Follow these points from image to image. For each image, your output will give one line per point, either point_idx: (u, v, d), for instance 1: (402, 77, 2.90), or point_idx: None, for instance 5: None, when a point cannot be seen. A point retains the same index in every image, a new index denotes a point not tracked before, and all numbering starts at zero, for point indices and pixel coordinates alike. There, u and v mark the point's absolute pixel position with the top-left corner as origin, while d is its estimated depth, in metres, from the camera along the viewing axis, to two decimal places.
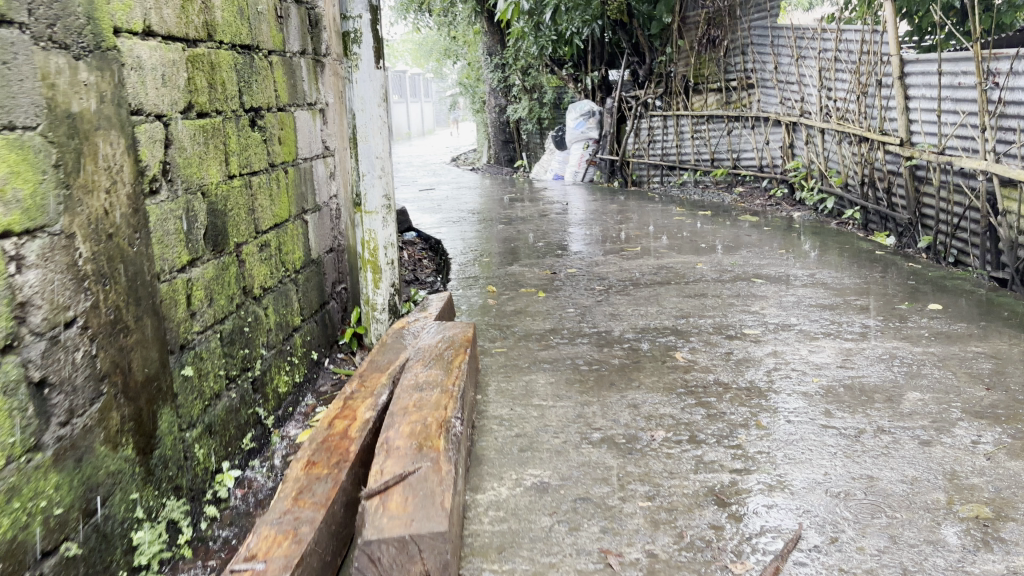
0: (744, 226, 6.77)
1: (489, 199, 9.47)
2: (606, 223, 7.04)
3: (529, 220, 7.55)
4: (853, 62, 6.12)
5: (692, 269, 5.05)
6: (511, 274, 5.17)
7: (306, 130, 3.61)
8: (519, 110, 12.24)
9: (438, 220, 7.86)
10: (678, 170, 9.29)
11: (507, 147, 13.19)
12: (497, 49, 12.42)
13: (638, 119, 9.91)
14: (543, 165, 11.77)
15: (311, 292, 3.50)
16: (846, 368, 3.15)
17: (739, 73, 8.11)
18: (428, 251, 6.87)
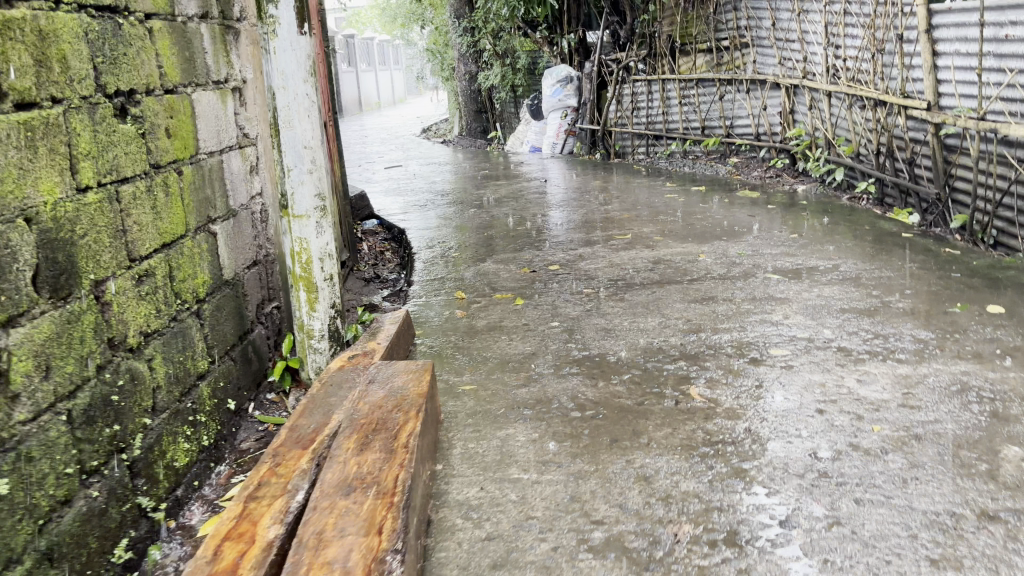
0: (743, 203, 6.06)
1: (461, 177, 8.71)
2: (590, 204, 6.32)
3: (505, 202, 6.80)
4: (866, 15, 5.40)
5: (693, 262, 4.35)
6: (484, 273, 4.44)
7: (212, 115, 2.82)
8: (490, 77, 11.42)
9: (403, 203, 7.09)
10: (665, 140, 8.56)
11: (480, 117, 12.36)
12: (464, 12, 11.54)
13: (620, 85, 9.13)
14: (519, 137, 10.98)
15: (224, 325, 2.75)
16: (911, 407, 2.46)
17: (732, 31, 7.36)
18: (391, 242, 6.12)
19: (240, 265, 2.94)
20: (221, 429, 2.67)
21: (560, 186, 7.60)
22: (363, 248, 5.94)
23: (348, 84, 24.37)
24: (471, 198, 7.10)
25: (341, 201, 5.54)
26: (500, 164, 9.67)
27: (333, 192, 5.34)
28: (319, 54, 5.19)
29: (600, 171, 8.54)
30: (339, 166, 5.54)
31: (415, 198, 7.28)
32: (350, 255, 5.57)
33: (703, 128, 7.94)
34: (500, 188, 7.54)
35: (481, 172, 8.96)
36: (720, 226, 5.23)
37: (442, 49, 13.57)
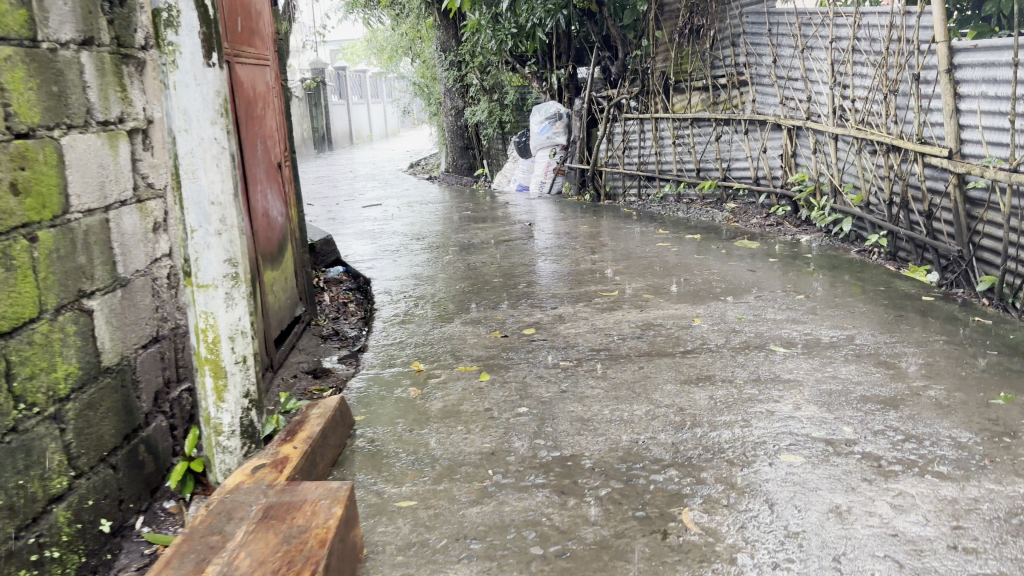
0: (742, 254, 5.56)
1: (442, 218, 8.21)
2: (575, 253, 5.81)
3: (484, 248, 6.28)
4: (877, 53, 4.95)
5: (688, 329, 3.82)
6: (448, 338, 3.89)
7: (97, 164, 2.30)
8: (478, 113, 10.98)
9: (375, 248, 6.57)
10: (658, 182, 8.08)
11: (467, 153, 11.90)
12: (453, 45, 11.17)
13: (611, 123, 8.68)
14: (506, 175, 10.51)
15: (100, 425, 2.20)
16: (965, 551, 1.92)
17: (729, 68, 6.92)
18: (355, 292, 5.60)
19: (130, 346, 2.40)
20: (88, 561, 2.11)
21: (545, 230, 7.10)
22: (323, 300, 5.41)
23: (338, 116, 24.00)
24: (449, 243, 6.58)
25: (298, 249, 5.02)
26: (485, 204, 9.18)
27: (288, 240, 4.82)
28: (273, 89, 4.70)
29: (589, 214, 8.04)
30: (297, 211, 5.04)
31: (388, 243, 6.76)
32: (307, 310, 5.04)
33: (698, 170, 7.46)
34: (481, 232, 7.03)
35: (463, 213, 8.46)
36: (718, 282, 4.72)
37: (430, 83, 13.15)
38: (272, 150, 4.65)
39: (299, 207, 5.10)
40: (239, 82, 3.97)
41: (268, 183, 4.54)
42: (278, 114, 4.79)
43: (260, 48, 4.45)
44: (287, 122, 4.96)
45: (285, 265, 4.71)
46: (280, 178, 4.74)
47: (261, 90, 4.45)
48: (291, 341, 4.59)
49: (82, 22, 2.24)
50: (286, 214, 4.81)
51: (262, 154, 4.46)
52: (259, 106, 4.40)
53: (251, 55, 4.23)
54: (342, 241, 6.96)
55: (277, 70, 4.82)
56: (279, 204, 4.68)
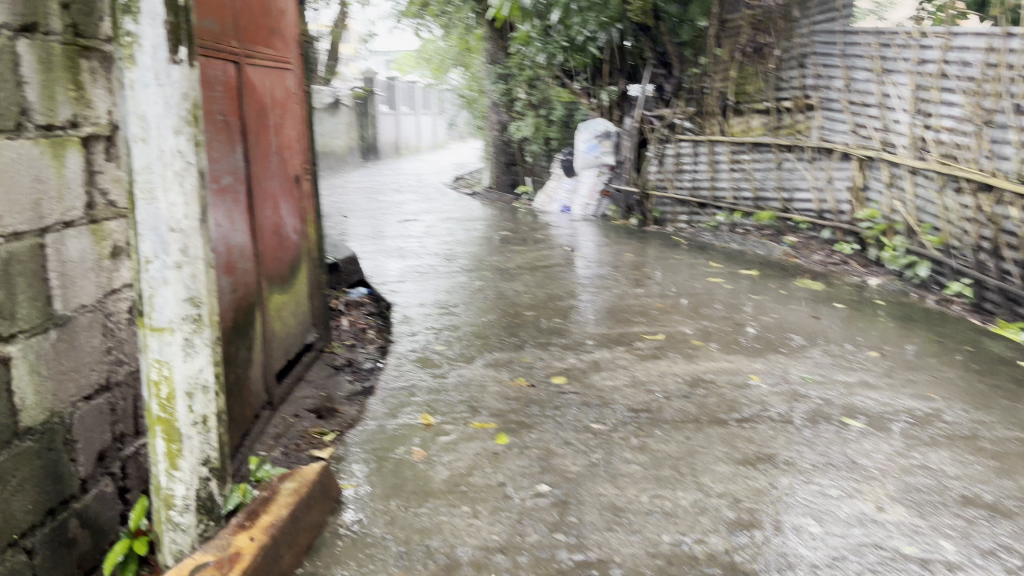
0: (803, 296, 5.01)
1: (478, 237, 7.77)
2: (617, 286, 5.31)
3: (519, 273, 5.81)
4: (971, 78, 4.41)
5: (742, 389, 3.31)
6: (466, 383, 3.41)
7: (35, 177, 1.88)
8: (523, 128, 10.56)
9: (403, 268, 6.15)
10: (711, 209, 7.56)
11: (510, 170, 11.48)
12: (502, 57, 10.77)
13: (663, 144, 8.17)
14: (549, 194, 10.05)
15: (10, 502, 1.77)
16: None
17: (795, 91, 6.38)
18: (376, 317, 5.17)
19: (66, 399, 1.97)
20: None
21: (587, 256, 6.62)
22: (340, 325, 4.99)
23: (386, 125, 23.81)
24: (482, 266, 6.13)
25: (315, 270, 4.61)
26: (526, 224, 8.72)
27: (303, 258, 4.41)
28: (294, 95, 4.31)
29: (635, 241, 7.53)
30: (315, 228, 4.63)
31: (418, 263, 6.33)
32: (320, 336, 4.63)
33: (756, 199, 6.92)
34: (518, 255, 6.57)
35: (502, 233, 8.02)
36: (777, 330, 4.19)
37: (476, 95, 12.76)
38: (289, 161, 4.26)
39: (320, 224, 4.70)
40: (249, 83, 3.57)
41: (282, 196, 4.13)
42: (299, 124, 4.40)
43: (280, 50, 4.06)
44: (307, 131, 4.56)
45: (297, 287, 4.30)
46: (298, 192, 4.35)
47: (278, 95, 4.06)
48: (298, 372, 4.17)
49: (24, 2, 1.83)
50: (302, 231, 4.40)
51: (277, 163, 4.06)
52: (275, 112, 4.01)
53: (268, 55, 3.85)
54: (370, 258, 6.57)
55: (300, 75, 4.43)
56: (294, 220, 4.28)
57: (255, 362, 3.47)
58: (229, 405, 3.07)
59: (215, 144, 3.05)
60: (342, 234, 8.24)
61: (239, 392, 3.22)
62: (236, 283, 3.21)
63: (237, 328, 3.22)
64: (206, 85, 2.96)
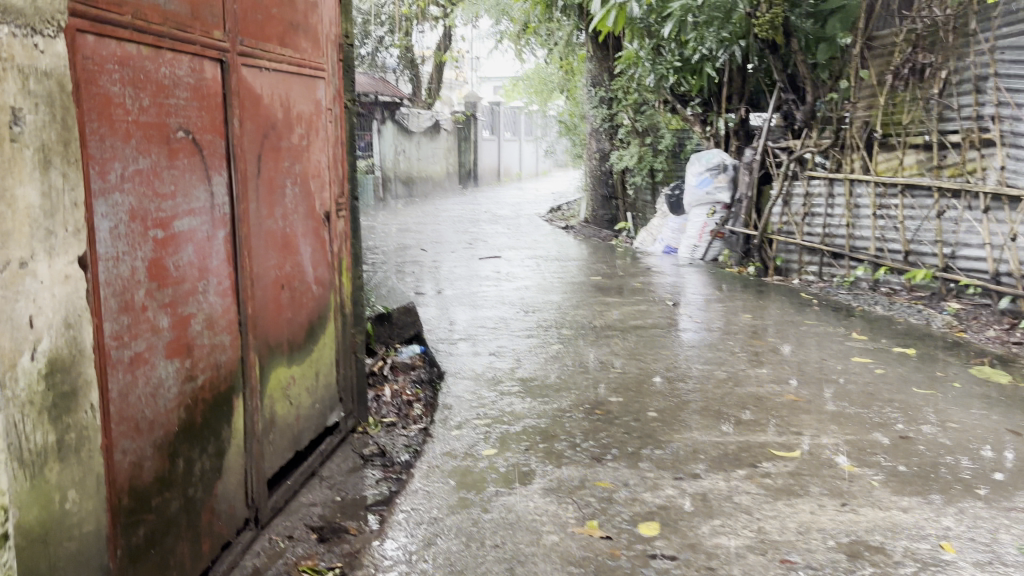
0: (985, 392, 3.75)
1: (566, 281, 6.74)
2: (732, 362, 4.17)
3: (608, 335, 4.73)
4: None
5: (934, 570, 2.14)
6: (509, 525, 2.37)
7: None
8: (626, 158, 9.51)
9: (471, 321, 5.16)
10: (847, 261, 6.30)
11: (610, 203, 10.38)
12: (607, 81, 9.80)
13: (791, 182, 6.97)
14: (652, 232, 8.93)
15: None
16: None
17: (968, 122, 5.13)
18: (426, 386, 4.19)
19: None
20: None
21: (695, 315, 5.49)
22: (379, 399, 4.02)
23: (487, 151, 23.15)
24: (566, 321, 5.08)
25: (347, 330, 3.68)
26: (624, 267, 7.64)
27: (330, 317, 3.49)
28: (327, 112, 3.43)
29: (752, 295, 6.34)
30: (351, 277, 3.70)
31: (490, 314, 5.33)
32: (349, 413, 3.68)
33: (907, 253, 5.65)
34: (611, 309, 5.49)
35: (595, 278, 6.97)
36: (962, 448, 2.99)
37: (577, 122, 11.78)
38: (316, 194, 3.35)
39: (361, 273, 3.78)
40: (247, 91, 2.68)
41: (300, 238, 3.20)
42: (333, 148, 3.51)
43: (305, 52, 3.18)
44: (347, 157, 3.67)
45: (318, 354, 3.36)
46: (327, 233, 3.44)
47: (300, 109, 3.17)
48: (308, 466, 3.21)
49: None
50: (331, 283, 3.48)
51: (294, 197, 3.15)
52: (294, 131, 3.12)
53: (283, 57, 2.97)
54: (435, 306, 5.63)
55: (339, 89, 3.55)
56: (318, 269, 3.36)
57: (229, 469, 2.53)
58: (164, 546, 2.13)
59: (167, 172, 2.15)
60: (417, 271, 7.37)
61: (189, 522, 2.27)
62: (193, 366, 2.28)
63: (193, 429, 2.29)
64: (152, 85, 2.07)
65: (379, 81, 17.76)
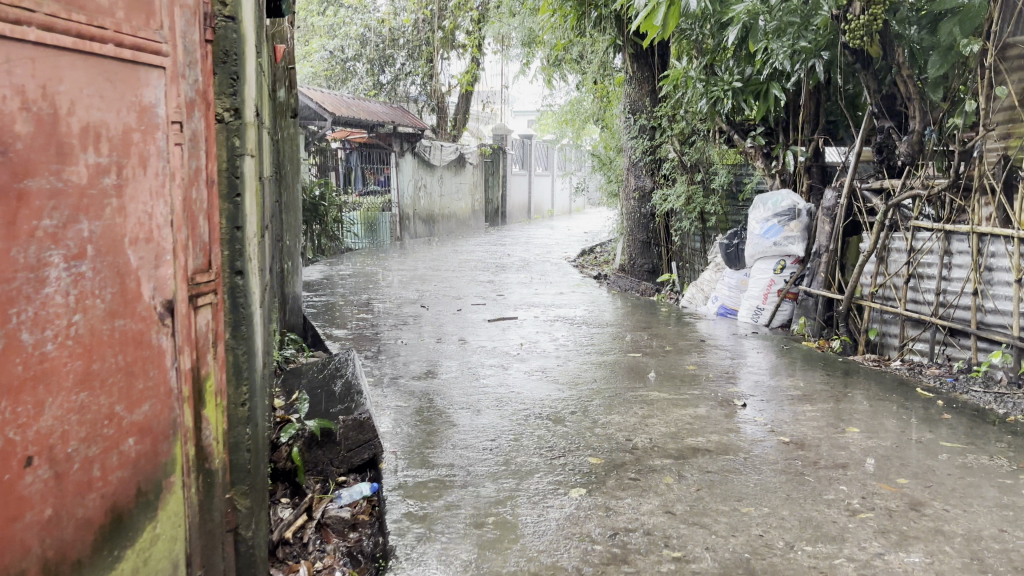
0: None
1: (595, 356, 5.22)
2: (859, 536, 2.62)
3: (654, 470, 3.18)
4: None
5: None
6: None
7: None
8: (669, 197, 8.01)
9: (454, 427, 3.62)
10: (975, 341, 4.71)
11: (649, 251, 8.70)
12: (651, 107, 8.31)
13: (890, 234, 5.38)
14: (702, 288, 7.39)
15: None
16: None
17: None
18: (366, 565, 2.63)
19: None
20: None
21: (773, 419, 3.89)
22: None
23: (517, 187, 21.81)
24: (591, 437, 3.53)
25: (216, 494, 2.19)
26: (668, 333, 6.07)
27: (172, 486, 1.99)
28: (170, 127, 1.96)
29: (844, 381, 4.73)
30: (223, 404, 2.22)
31: (483, 418, 3.77)
32: None
33: None
34: (656, 413, 3.92)
35: (632, 350, 5.41)
36: None
37: (614, 156, 10.23)
38: (139, 271, 1.88)
39: (247, 394, 2.29)
40: None
41: (90, 357, 1.73)
42: (188, 191, 2.04)
43: (102, 11, 1.71)
44: (221, 202, 2.20)
45: (138, 562, 1.86)
46: (164, 339, 1.96)
47: (92, 120, 1.71)
48: None
49: None
50: (172, 425, 2.00)
51: (72, 285, 1.68)
52: (70, 160, 1.66)
53: (28, 16, 1.52)
54: (412, 398, 4.09)
55: (202, 90, 2.09)
56: (137, 408, 1.87)
57: None
58: None
59: None
60: (409, 336, 5.86)
61: None
62: None
63: None
64: None
65: (400, 109, 16.43)
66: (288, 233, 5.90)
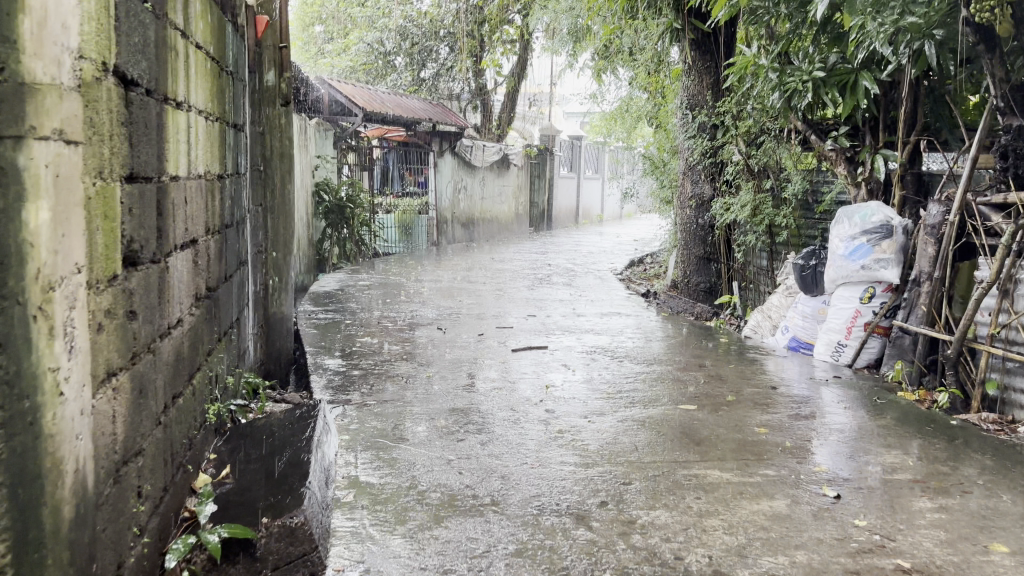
0: None
1: (637, 407, 4.14)
2: None
3: None
4: None
5: None
6: None
7: None
8: (731, 206, 6.90)
9: (433, 528, 2.60)
10: None
11: (707, 267, 7.48)
12: (714, 102, 7.19)
13: (1019, 261, 4.19)
14: (770, 314, 6.26)
15: None
16: None
17: None
18: None
19: None
20: None
21: (883, 523, 2.79)
22: None
23: (564, 191, 20.74)
24: (624, 554, 2.49)
25: None
26: (729, 374, 4.98)
27: None
28: None
29: (966, 456, 3.60)
30: None
31: (477, 511, 2.74)
32: None
33: None
34: (716, 508, 2.85)
35: (685, 399, 4.34)
36: None
37: (669, 159, 9.10)
38: None
39: (5, 556, 1.31)
40: None
41: None
42: None
43: None
44: None
45: None
46: None
47: None
48: None
49: None
50: None
51: None
52: None
53: None
54: (389, 471, 3.08)
55: None
56: None
57: None
58: None
59: None
60: (415, 369, 4.87)
61: None
62: None
63: None
64: None
65: (441, 106, 15.48)
66: (277, 244, 4.96)
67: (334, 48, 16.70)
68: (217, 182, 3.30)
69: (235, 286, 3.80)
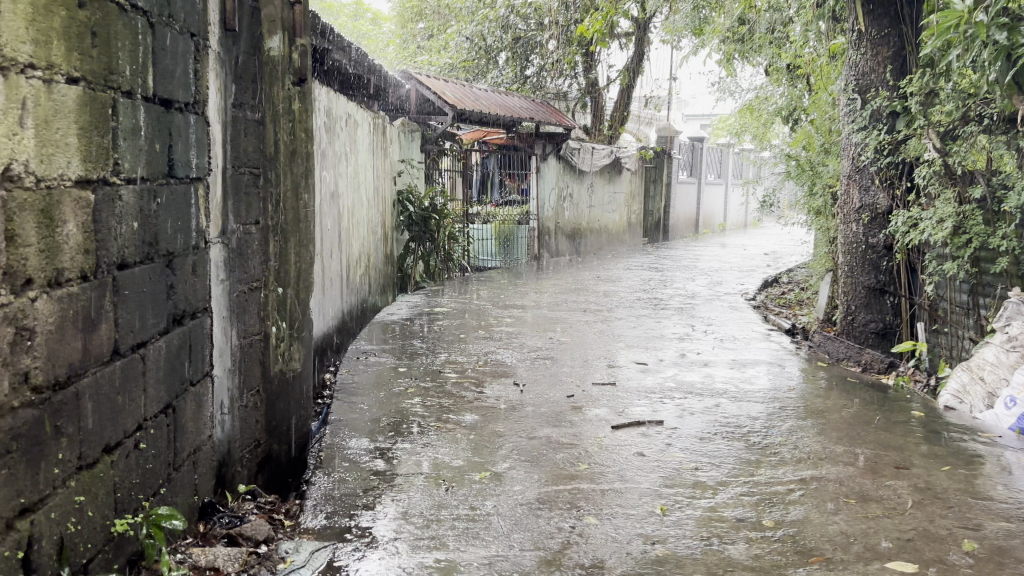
0: None
1: (813, 567, 2.48)
2: None
3: None
4: None
5: None
6: None
7: None
8: (916, 221, 5.07)
9: None
10: None
11: (881, 302, 5.63)
12: (894, 82, 5.36)
13: None
14: (985, 377, 4.41)
15: None
16: None
17: None
18: None
19: None
20: None
21: None
22: None
23: (683, 197, 18.86)
24: None
25: None
26: (947, 484, 3.21)
27: None
28: None
29: None
30: None
31: None
32: None
33: None
34: None
35: (891, 547, 2.64)
36: None
37: (820, 160, 7.26)
38: None
39: None
40: None
41: None
42: None
43: None
44: None
45: None
46: None
47: None
48: None
49: None
50: None
51: None
52: None
53: None
54: None
55: None
56: None
57: None
58: None
59: None
60: (465, 459, 3.35)
61: None
62: None
63: None
64: None
65: (546, 104, 13.95)
66: (281, 276, 3.56)
67: (433, 45, 15.52)
68: (77, 193, 1.85)
69: (165, 358, 2.40)
